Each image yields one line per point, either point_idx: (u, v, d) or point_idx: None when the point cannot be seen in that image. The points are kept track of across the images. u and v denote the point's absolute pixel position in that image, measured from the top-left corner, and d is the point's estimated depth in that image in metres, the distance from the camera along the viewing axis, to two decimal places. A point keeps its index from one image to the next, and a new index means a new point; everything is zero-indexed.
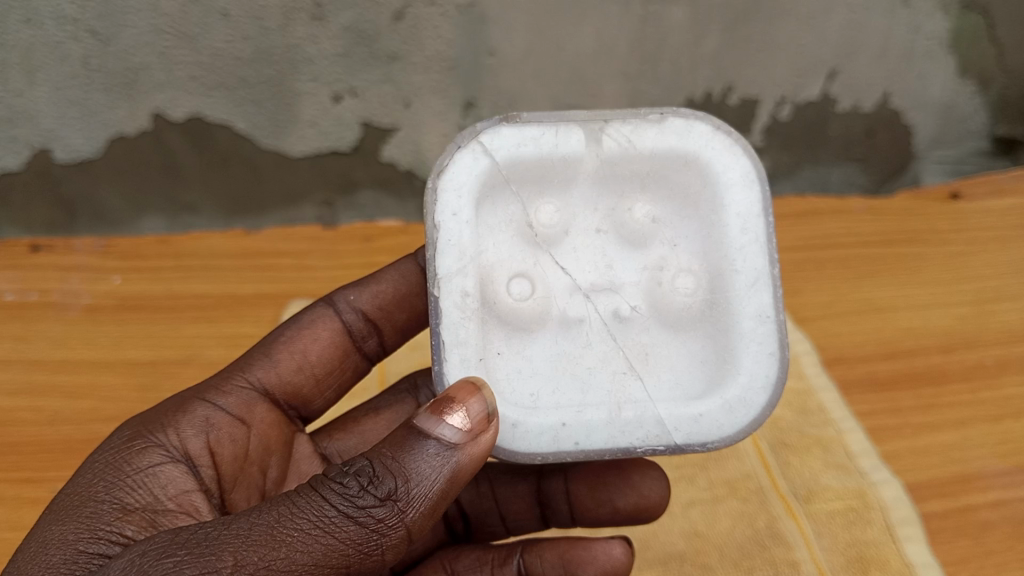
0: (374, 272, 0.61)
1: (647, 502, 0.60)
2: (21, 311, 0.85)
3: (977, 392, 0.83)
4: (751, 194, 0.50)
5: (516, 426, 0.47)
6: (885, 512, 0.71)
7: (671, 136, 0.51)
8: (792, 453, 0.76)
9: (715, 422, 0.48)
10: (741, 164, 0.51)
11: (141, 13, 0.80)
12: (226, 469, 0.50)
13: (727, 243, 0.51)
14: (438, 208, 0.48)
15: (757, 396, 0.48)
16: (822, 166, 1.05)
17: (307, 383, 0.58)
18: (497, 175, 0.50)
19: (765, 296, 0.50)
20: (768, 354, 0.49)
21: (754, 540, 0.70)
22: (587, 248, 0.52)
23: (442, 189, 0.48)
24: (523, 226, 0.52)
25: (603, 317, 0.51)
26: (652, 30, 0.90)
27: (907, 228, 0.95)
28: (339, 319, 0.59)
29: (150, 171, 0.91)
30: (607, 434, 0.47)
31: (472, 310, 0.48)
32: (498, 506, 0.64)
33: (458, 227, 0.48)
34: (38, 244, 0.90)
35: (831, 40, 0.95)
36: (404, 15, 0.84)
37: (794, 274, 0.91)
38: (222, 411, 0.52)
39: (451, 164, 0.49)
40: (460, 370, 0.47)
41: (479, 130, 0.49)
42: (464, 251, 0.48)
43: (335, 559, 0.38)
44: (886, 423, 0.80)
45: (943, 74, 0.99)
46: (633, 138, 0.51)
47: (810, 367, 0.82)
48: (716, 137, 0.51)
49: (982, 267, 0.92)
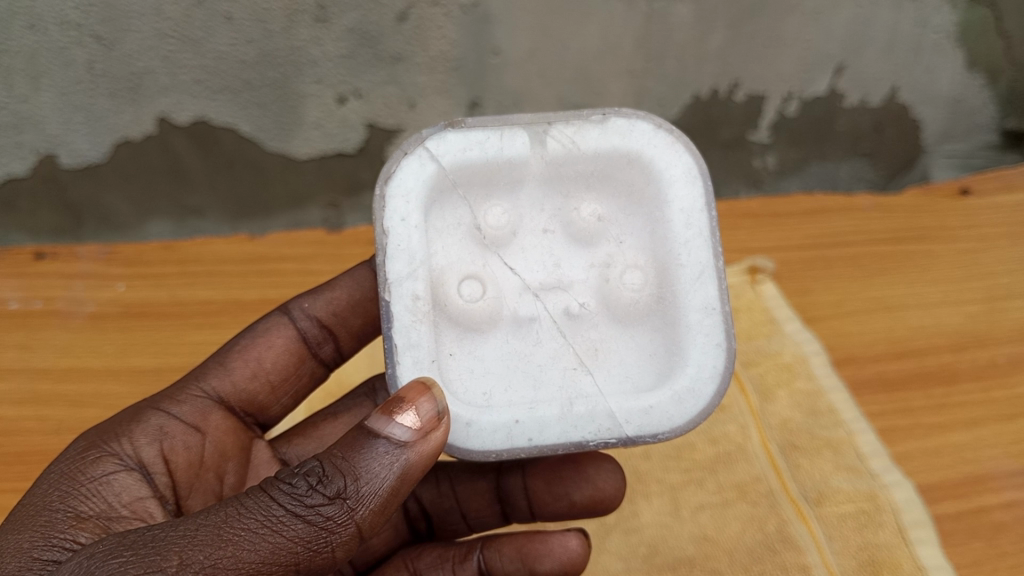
0: (329, 281, 0.60)
1: (603, 494, 0.59)
2: (24, 320, 0.85)
3: (989, 391, 0.82)
4: (694, 190, 0.50)
5: (470, 425, 0.46)
6: (897, 515, 0.70)
7: (614, 136, 0.50)
8: (801, 455, 0.75)
9: (666, 413, 0.47)
10: (684, 159, 0.50)
11: (145, 18, 0.79)
12: (181, 476, 0.50)
13: (671, 238, 0.50)
14: (386, 214, 0.47)
15: (706, 387, 0.47)
16: (830, 161, 1.03)
17: (263, 390, 0.58)
18: (445, 179, 0.49)
19: (711, 288, 0.49)
20: (715, 345, 0.48)
21: (764, 544, 0.69)
22: (534, 248, 0.52)
23: (390, 195, 0.47)
24: (473, 228, 0.51)
25: (554, 315, 0.51)
26: (657, 28, 0.89)
27: (917, 225, 0.94)
28: (294, 326, 0.59)
29: (158, 176, 0.90)
30: (560, 429, 0.46)
31: (424, 313, 0.47)
32: (459, 504, 0.63)
33: (407, 232, 0.47)
34: (42, 252, 0.90)
35: (837, 35, 0.94)
36: (408, 15, 0.84)
37: (803, 273, 0.90)
38: (177, 419, 0.52)
39: (398, 170, 0.48)
40: (412, 372, 0.46)
41: (424, 135, 0.49)
42: (414, 254, 0.47)
43: (284, 558, 0.37)
44: (897, 423, 0.79)
45: (951, 67, 0.98)
46: (576, 138, 0.50)
47: (820, 367, 0.81)
48: (658, 134, 0.50)
49: (992, 265, 0.91)
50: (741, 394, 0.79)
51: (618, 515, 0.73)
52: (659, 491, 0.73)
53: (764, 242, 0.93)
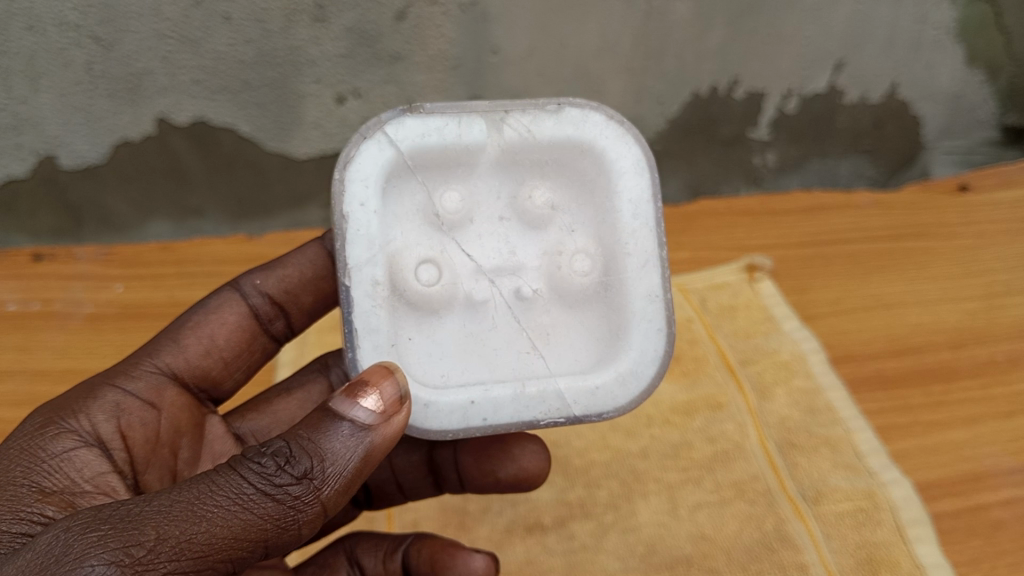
0: (278, 260, 0.61)
1: (526, 473, 0.60)
2: (23, 320, 0.85)
3: (989, 388, 0.81)
4: (642, 181, 0.51)
5: (429, 405, 0.46)
6: (895, 513, 0.70)
7: (568, 126, 0.50)
8: (799, 453, 0.75)
9: (610, 393, 0.49)
10: (633, 152, 0.51)
11: (143, 19, 0.78)
12: (138, 452, 0.49)
13: (619, 228, 0.51)
14: (346, 199, 0.46)
15: (647, 368, 0.49)
16: (830, 158, 1.05)
17: (216, 366, 0.57)
18: (402, 164, 0.48)
19: (654, 277, 0.50)
20: (657, 330, 0.50)
21: (762, 543, 0.69)
22: (490, 235, 0.51)
23: (349, 180, 0.46)
24: (430, 214, 0.50)
25: (507, 300, 0.51)
26: (657, 25, 0.89)
27: (915, 222, 0.95)
28: (245, 303, 0.59)
29: (159, 177, 0.91)
30: (513, 408, 0.47)
31: (383, 298, 0.47)
32: (395, 476, 0.62)
33: (367, 218, 0.47)
34: (40, 254, 0.92)
35: (837, 32, 0.93)
36: (406, 15, 0.82)
37: (801, 271, 0.91)
38: (134, 395, 0.50)
39: (357, 154, 0.47)
40: (372, 356, 0.46)
41: (383, 120, 0.47)
42: (374, 240, 0.47)
43: (253, 534, 0.36)
44: (896, 421, 0.79)
45: (951, 64, 0.98)
46: (532, 128, 0.50)
47: (818, 365, 0.81)
48: (609, 127, 0.51)
49: (990, 261, 0.91)
50: (739, 392, 0.79)
51: (615, 515, 0.71)
52: (657, 490, 0.73)
53: (761, 242, 0.93)
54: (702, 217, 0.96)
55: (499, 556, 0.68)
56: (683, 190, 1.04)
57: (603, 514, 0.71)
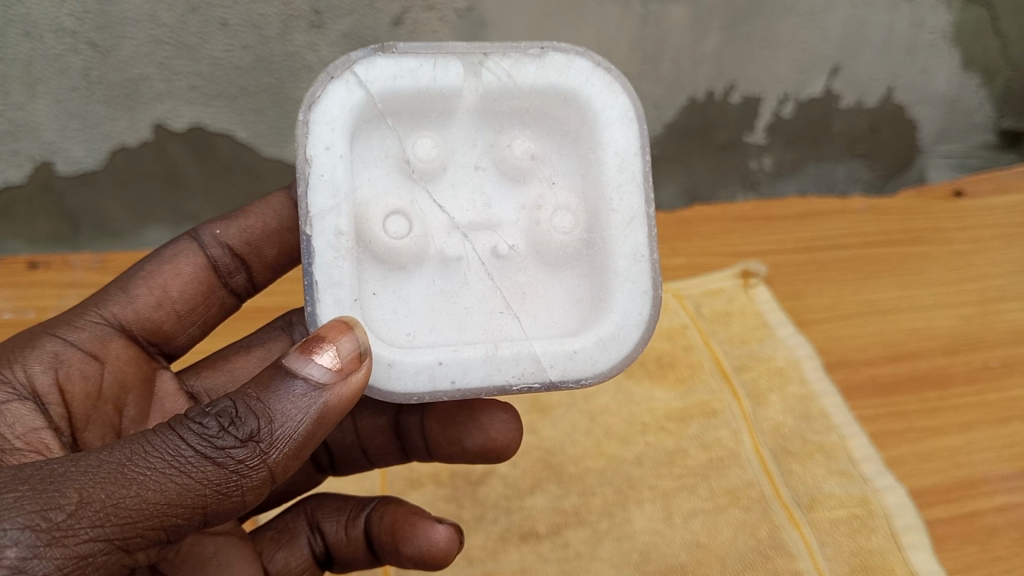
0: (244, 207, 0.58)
1: (495, 443, 0.58)
2: (20, 328, 0.84)
3: (983, 394, 0.82)
4: (629, 132, 0.48)
5: (392, 366, 0.44)
6: (889, 520, 0.70)
7: (552, 74, 0.48)
8: (794, 460, 0.75)
9: (590, 358, 0.46)
10: (620, 101, 0.48)
11: (140, 24, 0.78)
12: (77, 407, 0.48)
13: (604, 181, 0.48)
14: (309, 141, 0.44)
15: (631, 334, 0.47)
16: (826, 162, 1.04)
17: (169, 319, 0.55)
18: (373, 107, 0.46)
19: (641, 234, 0.48)
20: (641, 292, 0.47)
21: (757, 550, 0.69)
22: (465, 185, 0.49)
23: (314, 121, 0.44)
24: (401, 161, 0.48)
25: (482, 256, 0.48)
26: (653, 29, 0.89)
27: (909, 227, 0.95)
28: (203, 254, 0.57)
29: (155, 182, 0.91)
30: (484, 372, 0.45)
31: (347, 249, 0.44)
32: (360, 441, 0.63)
33: (332, 162, 0.44)
34: (36, 261, 0.90)
35: (833, 36, 0.94)
36: (403, 20, 0.83)
37: (796, 276, 0.91)
38: (75, 347, 0.49)
39: (325, 95, 0.45)
40: (333, 311, 0.44)
41: (353, 59, 0.45)
42: (341, 184, 0.44)
43: (190, 500, 0.35)
44: (891, 427, 0.79)
45: (946, 67, 0.99)
46: (513, 73, 0.47)
47: (813, 372, 0.82)
48: (597, 74, 0.48)
49: (984, 266, 0.91)
50: (734, 399, 0.79)
51: (609, 523, 0.71)
52: (652, 497, 0.73)
53: (757, 247, 0.93)
54: (699, 224, 0.95)
55: (494, 564, 0.68)
56: (680, 195, 1.03)
57: (597, 522, 0.71)
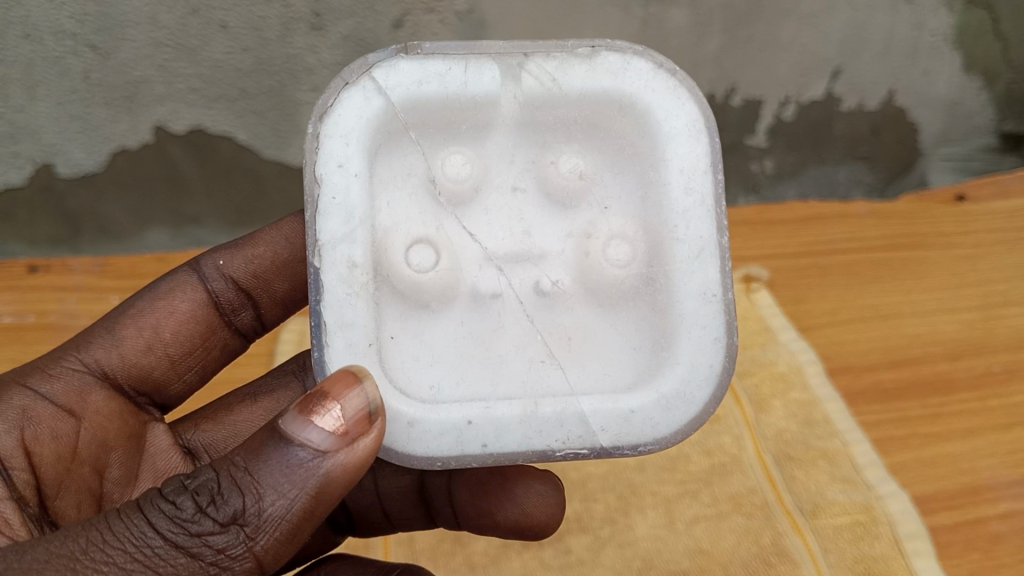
0: (252, 235, 0.60)
1: (531, 518, 0.59)
2: (19, 333, 0.83)
3: (986, 400, 0.81)
4: (697, 147, 0.46)
5: (412, 425, 0.42)
6: (893, 526, 0.70)
7: (604, 76, 0.46)
8: (797, 466, 0.75)
9: (649, 418, 0.44)
10: (688, 109, 0.46)
11: (141, 27, 0.79)
12: (46, 472, 0.47)
13: (667, 205, 0.46)
14: (323, 157, 0.43)
15: (698, 391, 0.44)
16: (828, 165, 1.02)
17: (160, 364, 0.56)
18: (394, 117, 0.45)
19: (710, 271, 0.45)
20: (713, 340, 0.45)
21: (760, 557, 0.68)
22: (500, 209, 0.48)
23: (327, 135, 0.43)
24: (428, 181, 0.47)
25: (521, 293, 0.47)
26: (652, 32, 0.89)
27: (912, 231, 0.94)
28: (204, 288, 0.58)
29: (155, 184, 0.90)
30: (521, 435, 0.43)
31: (360, 285, 0.43)
32: (381, 503, 0.61)
33: (345, 180, 0.43)
34: (35, 265, 0.88)
35: (833, 39, 0.94)
36: (403, 23, 0.83)
37: (798, 281, 0.90)
38: (46, 402, 0.50)
39: (339, 104, 0.44)
40: (344, 356, 0.42)
41: (372, 62, 0.44)
42: (352, 209, 0.43)
43: None
44: (893, 433, 0.79)
45: (947, 71, 0.99)
46: (557, 75, 0.46)
47: (815, 377, 0.81)
48: (657, 77, 0.46)
49: (988, 271, 0.91)
50: (736, 404, 0.79)
51: (611, 530, 0.71)
52: (654, 504, 0.72)
53: (759, 250, 0.93)
54: None
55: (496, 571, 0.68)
56: None
57: (600, 528, 0.71)
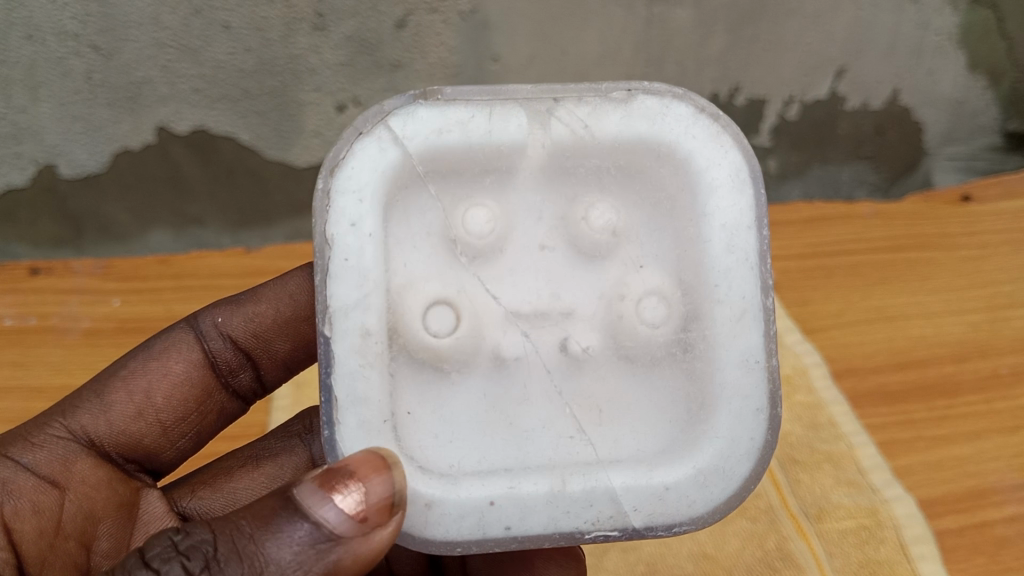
0: (256, 289, 0.60)
1: None
2: (20, 336, 0.83)
3: (992, 402, 0.81)
4: (742, 199, 0.45)
5: (432, 506, 0.43)
6: (899, 530, 0.69)
7: (641, 120, 0.46)
8: (802, 469, 0.74)
9: (685, 497, 0.45)
10: (731, 159, 0.46)
11: (143, 28, 0.78)
12: (29, 548, 0.47)
13: (708, 263, 0.46)
14: (333, 217, 0.43)
15: (737, 466, 0.45)
16: (831, 164, 1.03)
17: (151, 429, 0.56)
18: (411, 167, 0.44)
19: (754, 336, 0.45)
20: (756, 412, 0.45)
21: (765, 561, 0.68)
22: (525, 269, 0.47)
23: (338, 191, 0.43)
24: (446, 237, 0.46)
25: (548, 358, 0.46)
26: (657, 32, 0.89)
27: (917, 233, 0.94)
28: (201, 347, 0.58)
29: (158, 185, 0.90)
30: (548, 517, 0.44)
31: (374, 356, 0.43)
32: None
33: (357, 241, 0.43)
34: (37, 267, 0.88)
35: (838, 38, 0.93)
36: (406, 23, 0.82)
37: (804, 283, 0.90)
38: (28, 475, 0.49)
39: (351, 156, 0.43)
40: (357, 436, 0.43)
41: (388, 110, 0.44)
42: (365, 274, 0.43)
43: None
44: (899, 436, 0.78)
45: (952, 71, 0.98)
46: (590, 121, 0.45)
47: (820, 380, 0.81)
48: (698, 122, 0.46)
49: (995, 270, 0.91)
50: None
51: None
52: None
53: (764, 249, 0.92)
54: None
55: None
56: None
57: None
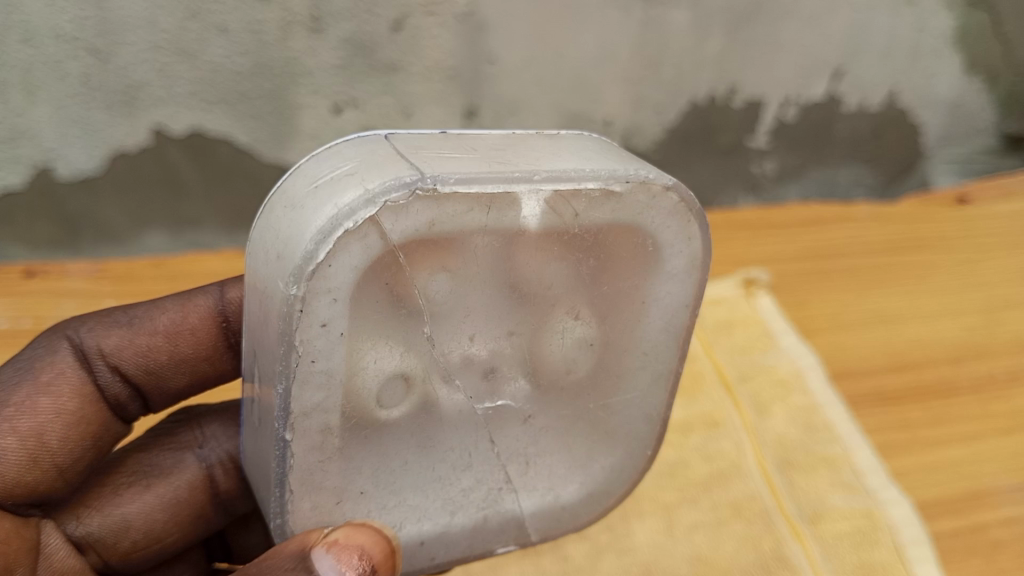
0: (153, 318, 0.53)
1: None
2: (16, 340, 0.80)
3: (987, 404, 0.81)
4: (686, 284, 0.48)
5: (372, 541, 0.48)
6: (894, 533, 0.69)
7: (628, 210, 0.44)
8: (796, 471, 0.75)
9: (568, 486, 0.56)
10: (690, 249, 0.47)
11: (140, 31, 0.77)
12: None
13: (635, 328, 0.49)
14: (305, 325, 0.38)
15: (608, 460, 0.56)
16: (829, 166, 1.04)
17: (44, 475, 0.47)
18: (390, 255, 0.39)
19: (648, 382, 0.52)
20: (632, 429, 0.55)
21: (760, 564, 0.67)
22: (473, 328, 0.45)
23: (314, 296, 0.38)
24: (397, 300, 0.41)
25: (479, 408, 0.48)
26: (653, 35, 0.88)
27: (916, 236, 0.98)
28: (92, 378, 0.51)
29: (154, 189, 0.90)
30: (465, 520, 0.52)
31: (331, 448, 0.43)
32: None
33: (329, 345, 0.39)
34: (32, 270, 0.89)
35: (835, 40, 0.93)
36: (403, 24, 0.82)
37: (799, 284, 0.92)
38: None
39: (335, 262, 0.38)
40: (310, 515, 0.44)
41: (386, 205, 0.38)
42: (331, 378, 0.40)
43: None
44: (894, 439, 0.78)
45: (948, 73, 0.98)
46: (583, 211, 0.43)
47: (816, 383, 0.82)
48: (671, 209, 0.45)
49: (990, 275, 0.93)
50: (736, 409, 0.80)
51: (611, 537, 0.70)
52: (653, 510, 0.72)
53: (762, 253, 0.95)
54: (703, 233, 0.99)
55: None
56: None
57: (598, 535, 0.70)
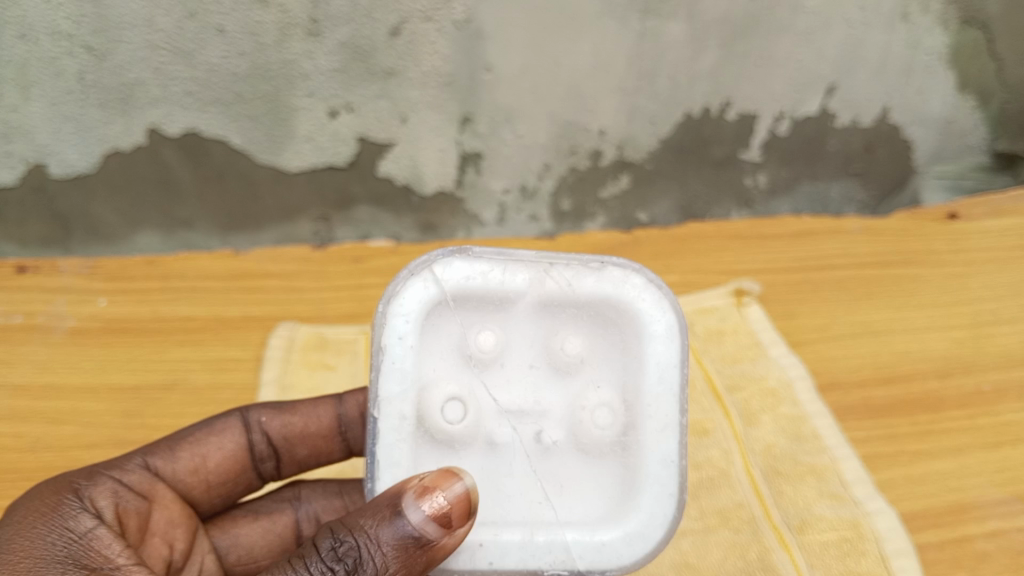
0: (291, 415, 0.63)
1: None
2: (7, 335, 0.83)
3: (975, 418, 0.82)
4: (672, 349, 0.50)
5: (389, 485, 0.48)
6: (879, 543, 0.70)
7: (609, 284, 0.51)
8: (785, 481, 0.76)
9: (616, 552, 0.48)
10: (667, 318, 0.51)
11: (136, 30, 0.77)
12: (131, 535, 0.52)
13: (643, 390, 0.50)
14: (384, 330, 0.48)
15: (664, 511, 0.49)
16: (821, 182, 1.04)
17: (199, 485, 0.60)
18: (444, 302, 0.49)
19: (671, 442, 0.50)
20: (668, 495, 0.49)
21: (746, 570, 0.69)
22: (518, 383, 0.51)
23: (392, 313, 0.48)
24: (462, 354, 0.50)
25: (525, 442, 0.50)
26: (650, 46, 0.89)
27: (904, 249, 0.97)
28: (246, 435, 0.61)
29: (147, 188, 0.89)
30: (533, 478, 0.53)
31: (408, 432, 0.47)
32: None
33: (403, 349, 0.48)
34: (24, 265, 0.88)
35: (830, 55, 0.94)
36: (400, 30, 0.82)
37: (790, 297, 0.93)
38: (128, 486, 0.54)
39: (402, 290, 0.48)
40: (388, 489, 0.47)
41: (431, 259, 0.49)
42: (407, 374, 0.48)
43: None
44: (883, 450, 0.79)
45: (941, 91, 0.99)
46: (574, 282, 0.50)
47: (805, 394, 0.83)
48: (647, 289, 0.51)
49: (976, 295, 0.93)
50: (725, 418, 0.80)
51: None
52: None
53: (751, 264, 0.95)
54: (693, 245, 0.97)
55: None
56: (675, 212, 1.02)
57: None
